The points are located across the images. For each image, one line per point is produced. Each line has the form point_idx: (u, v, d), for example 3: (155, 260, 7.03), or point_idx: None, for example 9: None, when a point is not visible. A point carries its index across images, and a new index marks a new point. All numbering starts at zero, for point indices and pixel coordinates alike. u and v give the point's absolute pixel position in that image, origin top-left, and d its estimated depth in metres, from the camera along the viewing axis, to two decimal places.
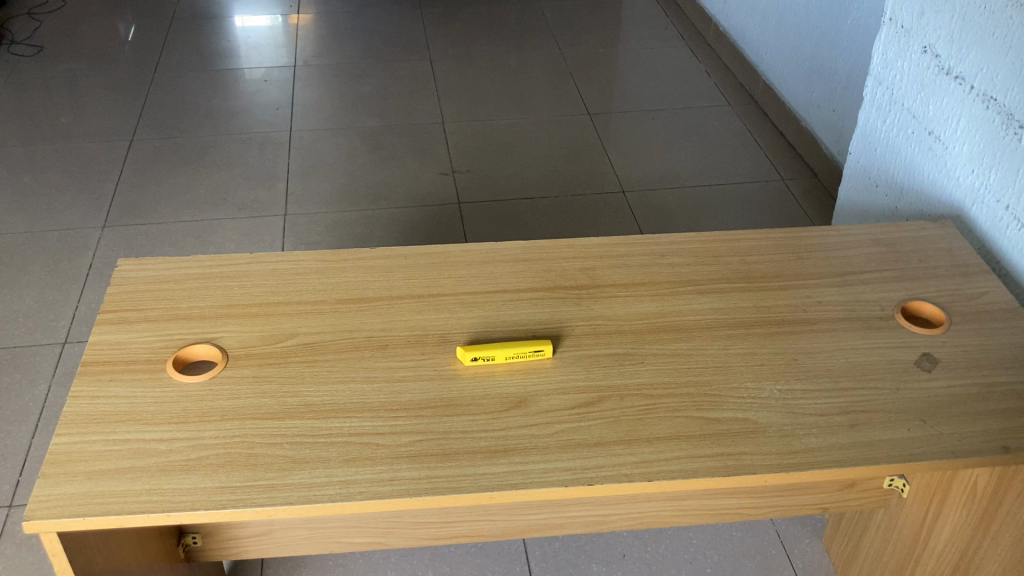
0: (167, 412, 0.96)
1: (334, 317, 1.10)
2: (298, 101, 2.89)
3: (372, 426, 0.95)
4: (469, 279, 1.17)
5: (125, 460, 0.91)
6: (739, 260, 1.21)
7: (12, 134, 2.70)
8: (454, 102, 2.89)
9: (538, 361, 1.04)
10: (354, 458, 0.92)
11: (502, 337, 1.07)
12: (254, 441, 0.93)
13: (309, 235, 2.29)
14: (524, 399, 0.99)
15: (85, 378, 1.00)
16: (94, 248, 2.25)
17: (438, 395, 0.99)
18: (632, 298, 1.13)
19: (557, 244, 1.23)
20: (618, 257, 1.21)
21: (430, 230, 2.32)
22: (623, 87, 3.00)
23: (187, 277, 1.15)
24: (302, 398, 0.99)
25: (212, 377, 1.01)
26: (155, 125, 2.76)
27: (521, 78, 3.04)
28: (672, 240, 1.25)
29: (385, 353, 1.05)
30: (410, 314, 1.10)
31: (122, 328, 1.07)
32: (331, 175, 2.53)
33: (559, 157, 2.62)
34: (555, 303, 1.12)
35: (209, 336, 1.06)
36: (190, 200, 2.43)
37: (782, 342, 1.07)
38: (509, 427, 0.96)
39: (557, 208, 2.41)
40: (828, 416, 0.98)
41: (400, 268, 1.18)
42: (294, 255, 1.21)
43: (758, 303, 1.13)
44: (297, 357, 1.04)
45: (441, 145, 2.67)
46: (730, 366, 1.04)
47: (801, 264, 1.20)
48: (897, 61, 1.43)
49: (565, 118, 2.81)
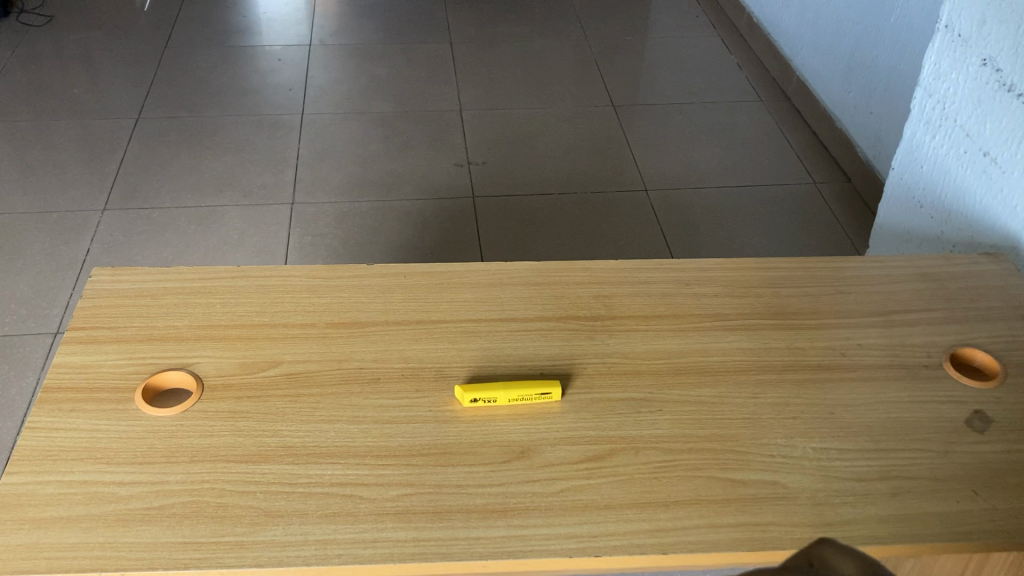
0: (131, 451, 0.87)
1: (323, 344, 1.00)
2: (313, 82, 2.79)
3: (356, 476, 0.86)
4: (473, 304, 1.06)
5: (78, 506, 0.82)
6: (772, 292, 1.10)
7: (18, 107, 2.61)
8: (473, 89, 2.78)
9: (545, 405, 0.94)
10: (335, 513, 0.82)
11: (507, 375, 0.96)
12: (224, 489, 0.84)
13: (316, 226, 2.19)
14: (527, 450, 0.89)
15: (44, 407, 0.90)
16: (92, 233, 2.16)
17: (432, 441, 0.89)
18: (652, 333, 1.03)
19: (571, 267, 1.13)
20: (638, 284, 1.10)
21: (442, 225, 2.22)
22: (650, 78, 2.87)
23: (166, 291, 1.06)
24: (281, 438, 0.89)
25: (185, 411, 0.91)
26: (165, 102, 2.67)
27: (544, 65, 2.92)
28: (697, 267, 1.14)
29: (377, 389, 0.95)
30: (407, 343, 1.00)
31: (91, 349, 0.98)
32: (342, 162, 2.42)
33: (581, 152, 2.50)
34: (567, 336, 1.02)
35: (185, 361, 0.96)
36: (194, 183, 2.33)
37: (816, 391, 0.97)
38: (508, 482, 0.85)
39: (575, 206, 2.29)
40: (867, 482, 0.87)
41: (398, 289, 1.08)
42: (284, 269, 1.11)
43: (791, 345, 1.02)
44: (280, 389, 0.94)
45: (458, 135, 2.55)
46: (759, 419, 0.93)
47: (840, 300, 1.09)
48: (951, 72, 1.31)
49: (587, 109, 2.69)
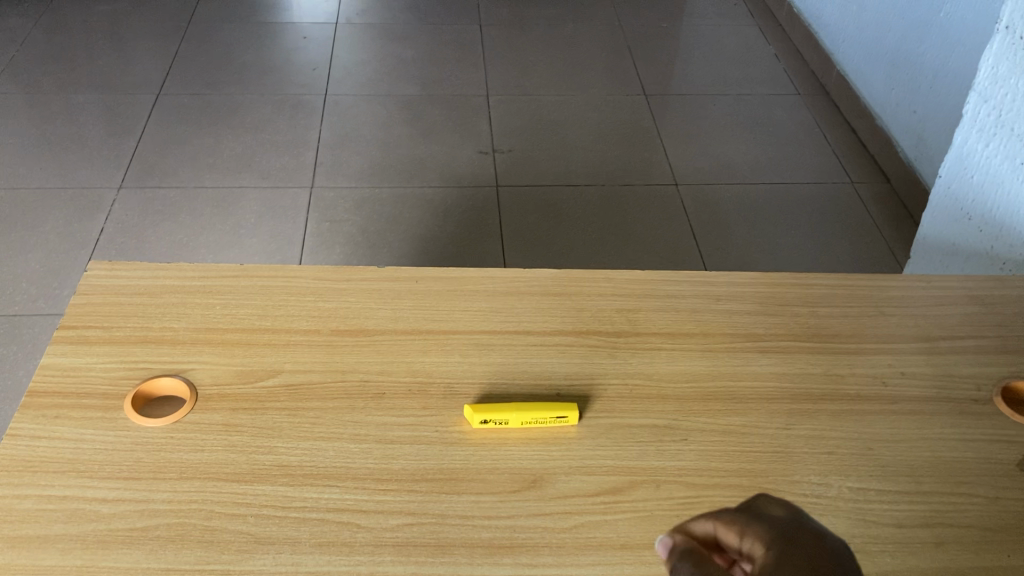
0: (117, 465, 0.81)
1: (326, 352, 0.94)
2: (338, 61, 2.72)
3: (354, 502, 0.79)
4: (488, 314, 1.00)
5: (56, 524, 0.76)
6: (810, 311, 1.02)
7: (40, 78, 2.56)
8: (501, 73, 2.70)
9: (561, 429, 0.87)
10: (330, 542, 0.76)
11: (521, 394, 0.90)
12: (212, 511, 0.78)
13: (334, 212, 2.13)
14: (539, 479, 0.82)
15: (28, 413, 0.85)
16: (107, 211, 2.11)
17: (437, 466, 0.83)
18: (679, 354, 0.96)
19: (594, 276, 1.06)
20: (666, 298, 1.03)
21: (464, 215, 2.15)
22: (685, 68, 2.78)
23: (164, 290, 1.00)
24: (277, 456, 0.83)
25: (175, 422, 0.86)
26: (188, 78, 2.61)
27: (575, 50, 2.83)
28: (730, 281, 1.06)
29: (382, 405, 0.88)
30: (416, 355, 0.94)
31: (82, 351, 0.92)
32: (364, 146, 2.36)
33: (610, 142, 2.42)
34: (587, 353, 0.95)
35: (179, 366, 0.91)
36: (213, 163, 2.28)
37: (855, 425, 0.89)
38: (518, 515, 0.79)
39: (602, 198, 2.21)
40: (908, 530, 0.80)
41: (408, 295, 1.02)
42: (290, 269, 1.05)
43: (827, 371, 0.95)
44: (278, 402, 0.88)
45: (483, 120, 2.48)
46: (791, 454, 0.86)
47: (882, 323, 1.02)
48: (1009, 78, 1.21)
49: (618, 98, 2.61)
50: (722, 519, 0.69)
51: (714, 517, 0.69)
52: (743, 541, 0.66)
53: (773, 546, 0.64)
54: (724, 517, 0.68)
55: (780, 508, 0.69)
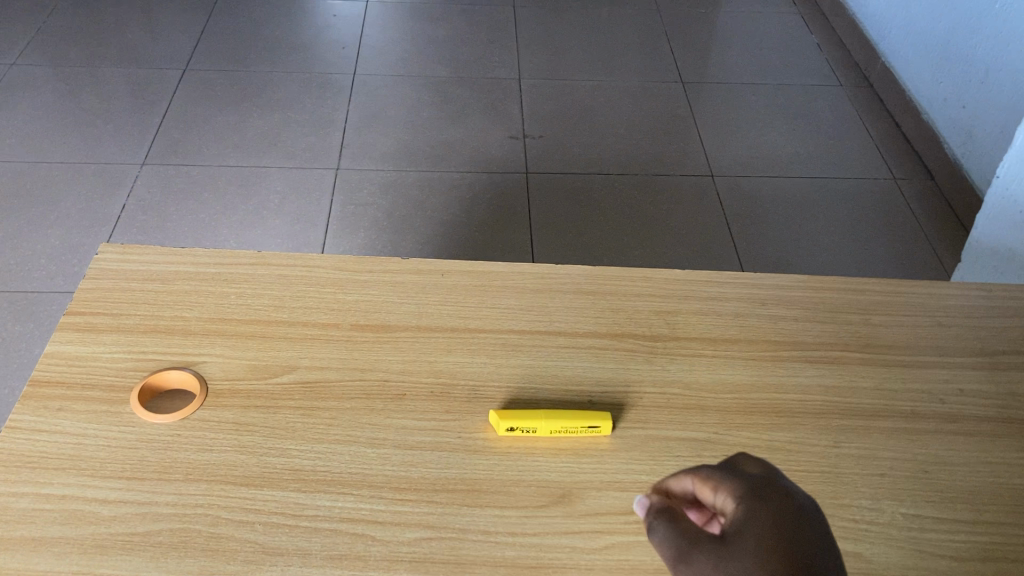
0: (120, 463, 0.77)
1: (345, 347, 0.89)
2: (368, 41, 2.66)
3: (369, 512, 0.74)
4: (518, 313, 0.94)
5: (52, 526, 0.71)
6: (861, 320, 0.96)
7: (66, 51, 2.52)
8: (534, 56, 2.63)
9: (592, 439, 0.82)
10: (341, 556, 0.71)
11: (550, 401, 0.84)
12: (218, 518, 0.73)
13: (359, 195, 2.08)
14: (568, 494, 0.77)
15: (29, 405, 0.81)
16: (130, 188, 2.07)
17: (459, 475, 0.78)
18: (720, 361, 0.90)
19: (630, 275, 1.00)
20: (706, 301, 0.97)
21: (491, 202, 2.09)
22: (723, 55, 2.69)
23: (177, 277, 0.95)
24: (289, 460, 0.78)
25: (183, 418, 0.81)
26: (215, 54, 2.56)
27: (610, 34, 2.76)
28: (775, 284, 1.00)
29: (402, 407, 0.83)
30: (440, 354, 0.89)
31: (89, 339, 0.88)
32: (391, 128, 2.30)
33: (644, 130, 2.35)
34: (621, 358, 0.89)
35: (189, 359, 0.86)
36: (238, 142, 2.23)
37: (910, 445, 0.83)
38: (544, 533, 0.74)
39: (635, 188, 2.14)
40: (967, 564, 0.73)
41: (434, 290, 0.97)
42: (309, 258, 1.00)
43: (879, 386, 0.88)
44: (292, 400, 0.83)
45: (514, 104, 2.42)
46: (840, 474, 0.80)
47: (938, 335, 0.95)
48: None
49: (653, 85, 2.53)
50: (699, 477, 0.64)
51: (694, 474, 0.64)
52: (718, 499, 0.61)
53: (744, 503, 0.58)
54: (702, 473, 0.64)
55: (758, 463, 0.63)
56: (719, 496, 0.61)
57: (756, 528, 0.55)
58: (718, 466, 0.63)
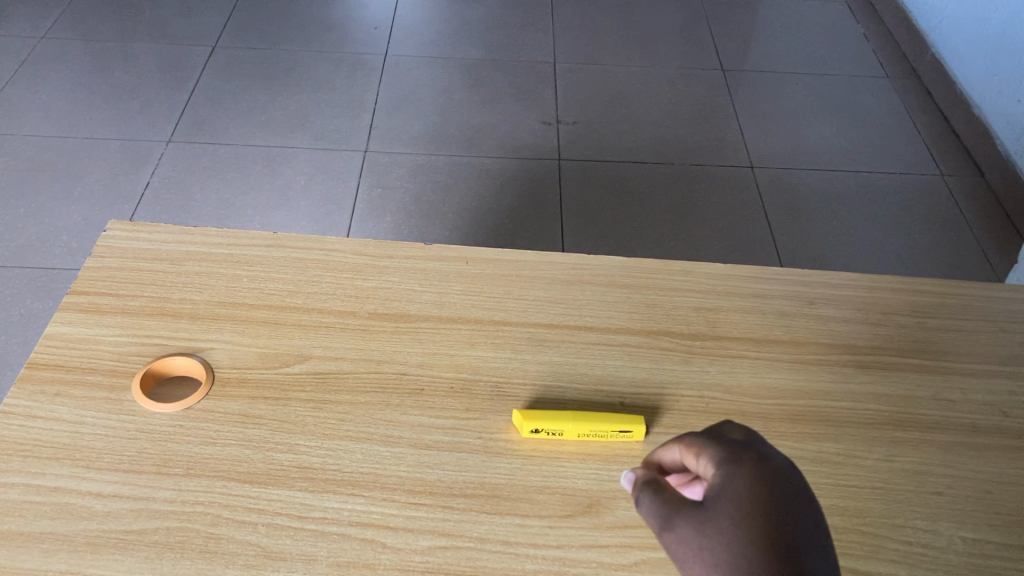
0: (117, 454, 0.72)
1: (362, 337, 0.83)
2: (400, 21, 2.60)
3: (380, 516, 0.69)
4: (546, 306, 0.88)
5: (42, 520, 0.67)
6: (917, 323, 0.89)
7: (96, 25, 2.49)
8: (570, 40, 2.56)
9: (622, 444, 0.76)
10: (349, 564, 0.65)
11: (579, 401, 0.78)
12: (219, 517, 0.68)
13: (387, 178, 2.03)
14: (596, 504, 0.71)
15: (26, 388, 0.76)
16: (155, 165, 2.03)
17: (479, 479, 0.72)
18: (764, 363, 0.83)
19: (668, 267, 0.94)
20: (749, 298, 0.90)
21: (522, 188, 2.03)
22: (766, 43, 2.60)
23: (188, 257, 0.90)
24: (298, 456, 0.73)
25: (186, 408, 0.76)
26: (246, 32, 2.51)
27: (649, 19, 2.68)
28: (824, 281, 0.93)
29: (420, 403, 0.78)
30: (462, 348, 0.83)
31: (93, 321, 0.83)
32: (421, 111, 2.24)
33: (682, 118, 2.27)
34: (657, 357, 0.83)
35: (197, 344, 0.81)
36: (266, 121, 2.18)
37: (970, 461, 0.76)
38: (569, 545, 0.68)
39: (671, 178, 2.07)
40: None
41: (458, 279, 0.91)
42: (328, 241, 0.94)
43: (936, 396, 0.82)
44: (303, 392, 0.78)
45: (548, 88, 2.35)
46: (894, 491, 0.73)
47: (1000, 342, 0.88)
48: None
49: (693, 72, 2.45)
50: (682, 446, 0.61)
51: (679, 443, 0.61)
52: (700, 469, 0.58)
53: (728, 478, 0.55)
54: (685, 441, 0.61)
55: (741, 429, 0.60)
56: (700, 466, 0.58)
57: (739, 507, 0.52)
58: (700, 433, 0.61)
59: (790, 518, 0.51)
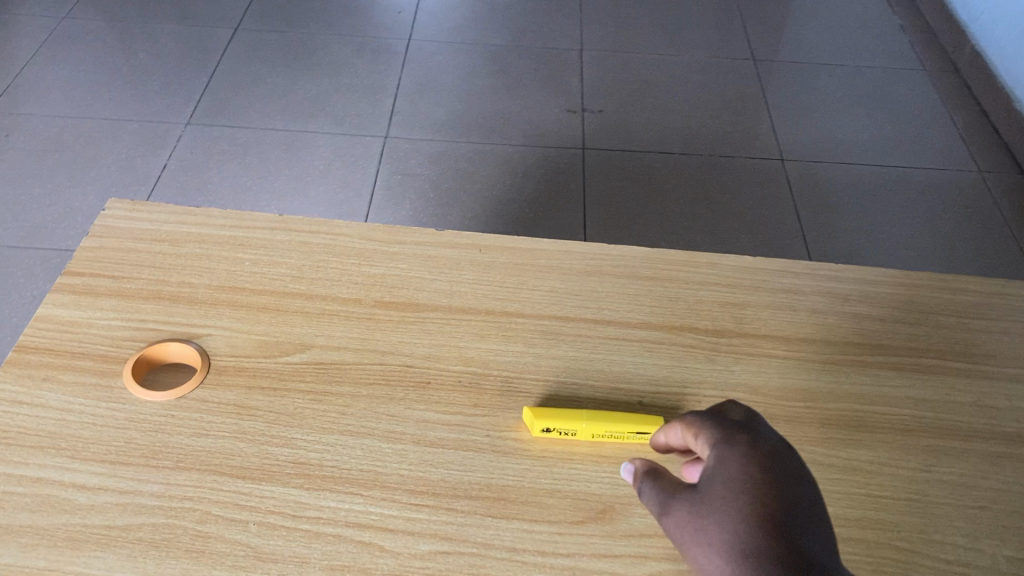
0: (104, 444, 0.68)
1: (366, 326, 0.79)
2: (425, 6, 2.55)
3: (379, 517, 0.64)
4: (562, 297, 0.83)
5: (21, 513, 0.63)
6: (957, 324, 0.83)
7: (119, 5, 2.46)
8: (598, 27, 2.50)
9: (639, 445, 0.71)
10: (343, 568, 0.61)
11: (594, 400, 0.74)
12: (207, 514, 0.64)
13: (407, 165, 1.98)
14: (609, 509, 0.66)
15: (12, 373, 0.72)
16: (172, 147, 2.00)
17: (485, 480, 0.68)
18: (793, 363, 0.78)
19: (692, 259, 0.89)
20: (778, 293, 0.85)
21: (544, 177, 1.98)
22: (799, 32, 2.53)
23: (189, 239, 0.87)
24: (294, 451, 0.69)
25: (179, 397, 0.72)
26: (268, 14, 2.48)
27: (680, 7, 2.61)
28: (858, 277, 0.88)
29: (425, 397, 0.73)
30: (472, 340, 0.78)
31: (86, 304, 0.79)
32: (443, 97, 2.20)
33: (712, 109, 2.21)
34: (678, 354, 0.78)
35: (193, 330, 0.77)
36: (286, 104, 2.15)
37: (1013, 474, 0.71)
38: (579, 554, 0.63)
39: (699, 169, 2.01)
40: None
41: (470, 267, 0.86)
42: (335, 224, 0.90)
43: (979, 402, 0.76)
44: (302, 383, 0.74)
45: (574, 76, 2.30)
46: (931, 503, 0.68)
47: None
48: None
49: (723, 61, 2.38)
50: (682, 426, 0.57)
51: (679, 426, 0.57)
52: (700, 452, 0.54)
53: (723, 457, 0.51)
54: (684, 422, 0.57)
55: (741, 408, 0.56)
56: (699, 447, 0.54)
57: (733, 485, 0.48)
58: (698, 412, 0.57)
59: (791, 494, 0.47)
